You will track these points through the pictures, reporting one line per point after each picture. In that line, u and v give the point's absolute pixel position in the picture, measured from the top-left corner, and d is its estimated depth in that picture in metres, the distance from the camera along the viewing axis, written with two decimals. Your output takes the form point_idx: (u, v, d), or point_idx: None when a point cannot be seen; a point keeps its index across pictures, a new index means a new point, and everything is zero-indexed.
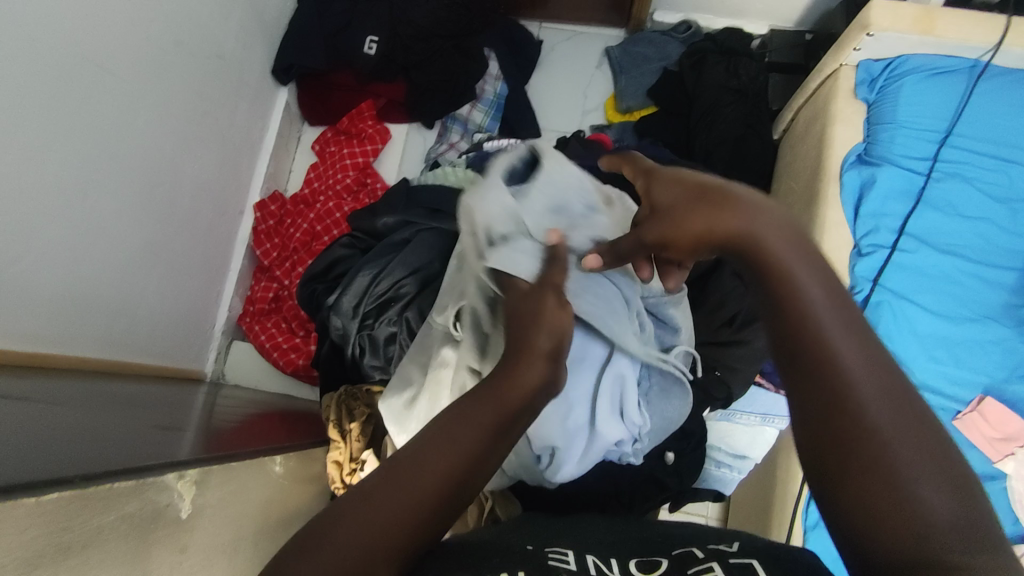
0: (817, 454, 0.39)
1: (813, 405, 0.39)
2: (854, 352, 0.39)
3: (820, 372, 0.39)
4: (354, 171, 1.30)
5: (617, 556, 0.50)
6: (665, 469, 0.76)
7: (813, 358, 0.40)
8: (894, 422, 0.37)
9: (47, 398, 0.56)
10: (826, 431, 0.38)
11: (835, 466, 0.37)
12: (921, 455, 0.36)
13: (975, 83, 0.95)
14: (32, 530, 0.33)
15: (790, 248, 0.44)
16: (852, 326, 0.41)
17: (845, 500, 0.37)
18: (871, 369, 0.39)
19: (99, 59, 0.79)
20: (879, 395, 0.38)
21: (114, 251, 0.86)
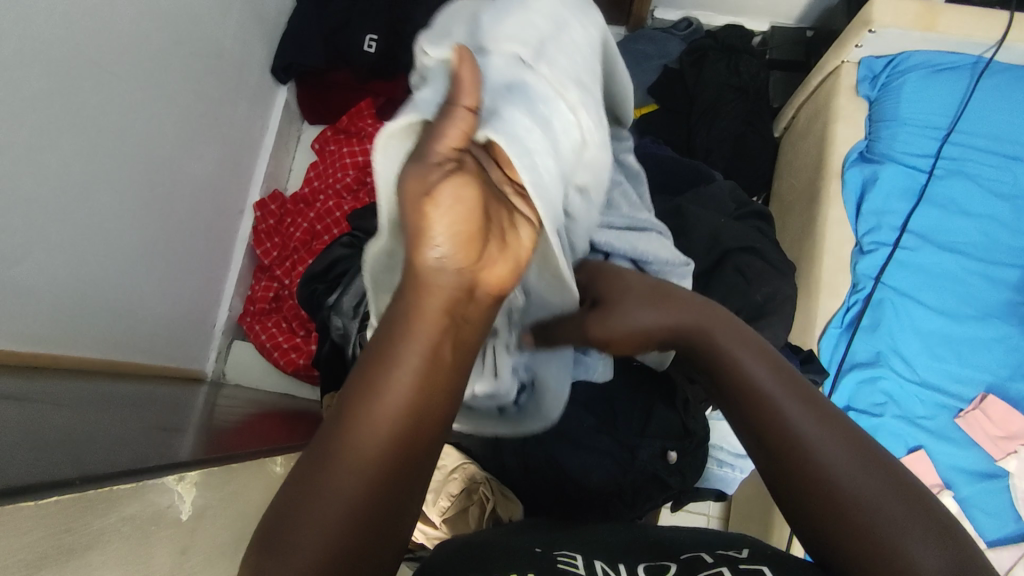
0: (816, 527, 0.44)
1: (792, 490, 0.45)
2: (810, 421, 0.46)
3: (796, 455, 0.45)
4: (353, 169, 1.28)
5: (626, 561, 0.49)
6: (667, 469, 0.74)
7: (784, 441, 0.46)
8: (870, 488, 0.43)
9: (47, 399, 0.56)
10: (812, 507, 0.44)
11: (831, 535, 0.43)
12: (901, 509, 0.42)
13: (978, 79, 0.95)
14: (35, 532, 0.33)
15: (735, 338, 0.51)
16: (805, 398, 0.47)
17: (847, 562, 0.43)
18: (835, 438, 0.45)
19: (100, 58, 0.79)
20: (851, 460, 0.44)
21: (113, 249, 0.85)
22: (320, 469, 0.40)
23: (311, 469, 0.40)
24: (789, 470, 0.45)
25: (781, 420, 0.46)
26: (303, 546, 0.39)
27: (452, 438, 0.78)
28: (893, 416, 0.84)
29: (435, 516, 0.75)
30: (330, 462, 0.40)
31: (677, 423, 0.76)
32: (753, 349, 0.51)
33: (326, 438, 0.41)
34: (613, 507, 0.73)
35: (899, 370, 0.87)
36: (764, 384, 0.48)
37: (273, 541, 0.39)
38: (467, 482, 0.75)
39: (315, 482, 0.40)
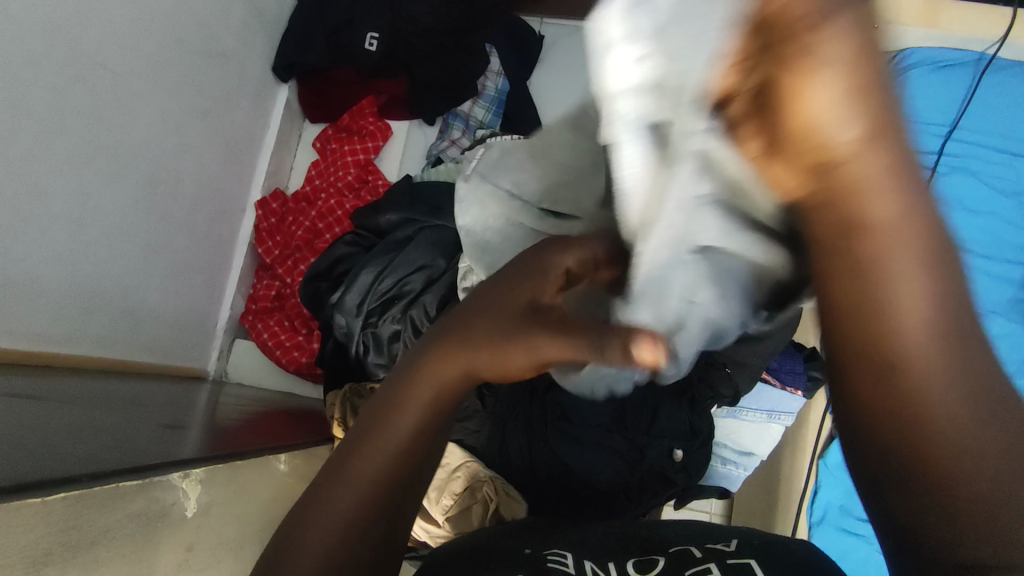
0: (885, 485, 0.39)
1: (883, 440, 0.38)
2: (945, 365, 0.37)
3: (910, 409, 0.37)
4: (355, 167, 1.30)
5: (614, 560, 0.49)
6: (673, 466, 0.75)
7: (908, 382, 0.37)
8: (966, 441, 0.36)
9: (50, 397, 0.56)
10: (901, 458, 0.38)
11: (915, 490, 0.37)
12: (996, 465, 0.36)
13: (981, 76, 0.95)
14: (40, 529, 0.33)
15: (905, 248, 0.35)
16: (953, 337, 0.37)
17: (927, 521, 0.37)
18: (963, 392, 0.37)
19: (102, 57, 0.79)
20: (967, 410, 0.37)
21: (113, 247, 0.85)
22: (326, 491, 0.44)
23: (316, 491, 0.45)
24: (881, 421, 0.38)
25: (902, 356, 0.37)
26: (320, 536, 0.43)
27: (454, 435, 0.78)
28: None
29: (438, 514, 0.74)
30: (336, 484, 0.44)
31: (683, 422, 0.75)
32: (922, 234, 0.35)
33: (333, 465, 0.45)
34: (618, 502, 0.74)
35: None
36: (914, 298, 0.36)
37: (280, 553, 0.42)
38: (471, 480, 0.74)
39: (322, 499, 0.44)
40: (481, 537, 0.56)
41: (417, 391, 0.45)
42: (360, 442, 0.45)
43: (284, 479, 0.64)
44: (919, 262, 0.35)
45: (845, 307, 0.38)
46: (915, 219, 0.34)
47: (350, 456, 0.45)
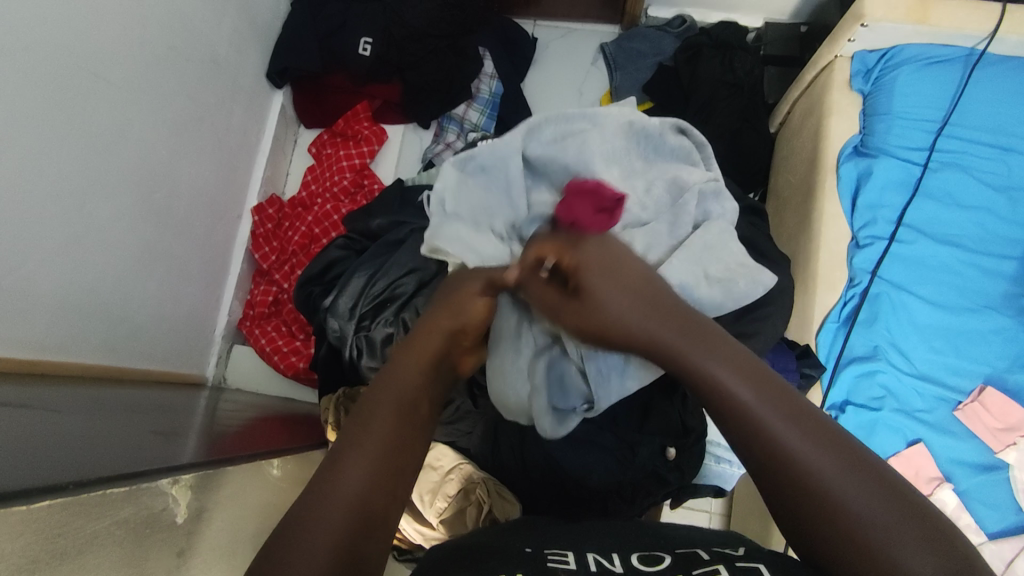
0: (807, 539, 0.43)
1: (775, 495, 0.44)
2: (801, 426, 0.44)
3: (788, 480, 0.43)
4: (351, 172, 1.31)
5: (619, 551, 0.51)
6: (666, 465, 0.75)
7: (769, 454, 0.44)
8: (850, 490, 0.42)
9: (45, 405, 0.56)
10: (793, 510, 0.43)
11: (811, 538, 0.43)
12: (879, 507, 0.41)
13: (970, 72, 0.95)
14: (26, 536, 0.33)
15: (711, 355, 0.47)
16: (789, 410, 0.45)
17: (843, 573, 0.41)
18: (818, 446, 0.43)
19: (95, 65, 0.80)
20: (839, 468, 0.42)
21: (109, 257, 0.85)
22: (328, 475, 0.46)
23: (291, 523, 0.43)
24: (767, 482, 0.44)
25: (762, 428, 0.44)
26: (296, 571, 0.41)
27: (446, 437, 0.78)
28: (892, 410, 0.84)
29: (433, 517, 0.75)
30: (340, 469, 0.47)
31: (675, 422, 0.75)
32: (724, 354, 0.47)
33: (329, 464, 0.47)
34: (613, 501, 0.74)
35: (896, 364, 0.87)
36: (742, 397, 0.46)
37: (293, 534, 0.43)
38: (465, 482, 0.75)
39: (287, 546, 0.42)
40: (473, 536, 0.59)
41: (366, 440, 0.48)
42: (355, 433, 0.49)
43: (277, 483, 0.65)
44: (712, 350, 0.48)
45: (704, 401, 0.48)
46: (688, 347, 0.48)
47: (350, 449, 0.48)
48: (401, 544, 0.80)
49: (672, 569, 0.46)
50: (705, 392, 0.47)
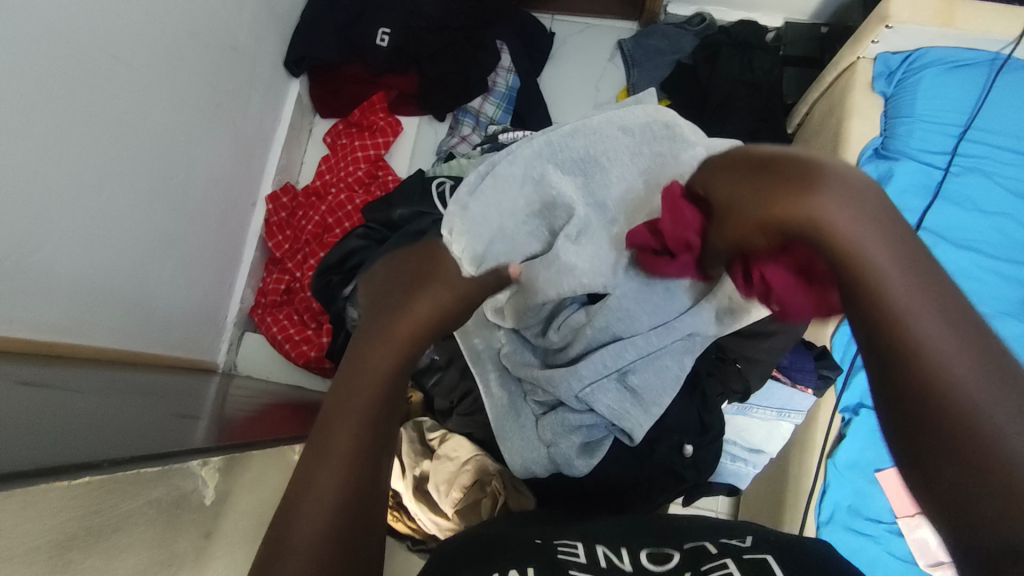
0: (912, 436, 0.44)
1: (909, 411, 0.44)
2: (957, 349, 0.44)
3: (915, 371, 0.44)
4: (366, 163, 1.31)
5: (628, 545, 0.50)
6: (683, 463, 0.74)
7: (924, 359, 0.44)
8: (984, 392, 0.42)
9: (67, 385, 0.57)
10: (930, 439, 0.43)
11: (950, 446, 0.41)
12: (1003, 405, 0.41)
13: (995, 76, 0.94)
14: (64, 513, 0.34)
15: (869, 240, 0.48)
16: (928, 294, 0.47)
17: (964, 481, 0.40)
18: (955, 336, 0.45)
19: (116, 49, 0.80)
20: (967, 369, 0.43)
21: (125, 241, 0.85)
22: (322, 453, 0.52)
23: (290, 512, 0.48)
24: (901, 383, 0.45)
25: (899, 333, 0.46)
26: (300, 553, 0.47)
27: (461, 429, 0.78)
28: None
29: (448, 507, 0.74)
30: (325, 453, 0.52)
31: (694, 418, 0.74)
32: (891, 235, 0.49)
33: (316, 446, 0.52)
34: (626, 498, 0.73)
35: None
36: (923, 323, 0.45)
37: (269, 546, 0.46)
38: (479, 473, 0.75)
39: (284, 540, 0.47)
40: (496, 527, 0.58)
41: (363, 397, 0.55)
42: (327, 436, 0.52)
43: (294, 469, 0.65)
44: (883, 245, 0.48)
45: (853, 287, 0.48)
46: (863, 242, 0.48)
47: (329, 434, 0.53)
48: (414, 533, 0.80)
49: (682, 568, 0.46)
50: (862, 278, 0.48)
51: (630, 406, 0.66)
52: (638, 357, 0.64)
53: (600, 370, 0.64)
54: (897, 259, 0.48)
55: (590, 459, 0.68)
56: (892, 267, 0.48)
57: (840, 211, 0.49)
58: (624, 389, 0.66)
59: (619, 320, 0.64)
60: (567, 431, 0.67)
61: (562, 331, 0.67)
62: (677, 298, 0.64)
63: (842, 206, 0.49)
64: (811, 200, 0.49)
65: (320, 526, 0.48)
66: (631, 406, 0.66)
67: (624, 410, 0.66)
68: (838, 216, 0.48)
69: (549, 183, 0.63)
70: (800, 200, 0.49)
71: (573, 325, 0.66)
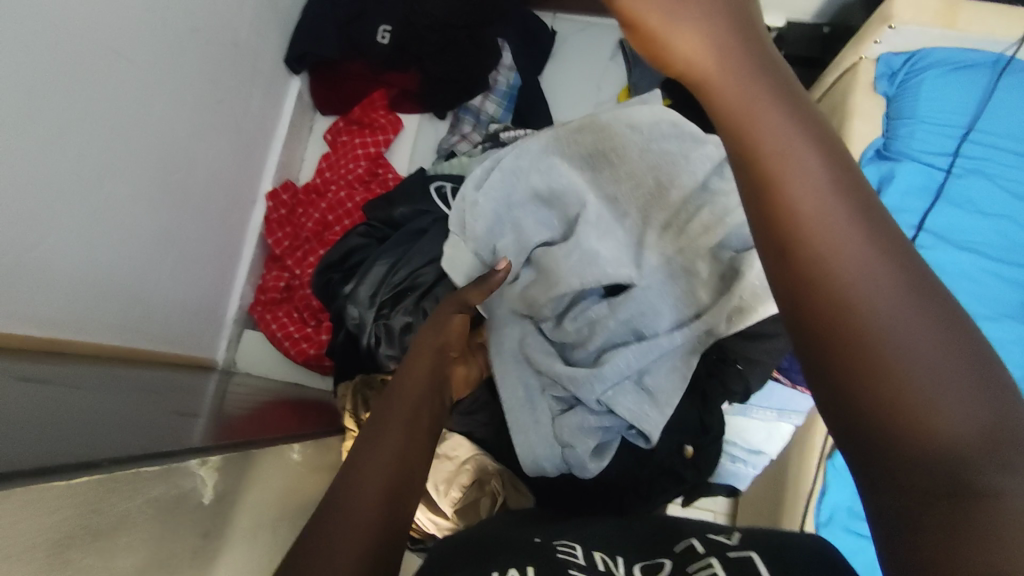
0: (826, 370, 0.31)
1: (826, 342, 0.31)
2: (878, 256, 0.31)
3: (836, 287, 0.31)
4: (366, 161, 1.30)
5: (624, 556, 0.49)
6: (683, 462, 0.75)
7: (816, 252, 0.32)
8: (910, 319, 0.30)
9: (65, 382, 0.56)
10: (817, 340, 0.31)
11: (840, 369, 0.30)
12: (937, 346, 0.29)
13: (998, 78, 0.94)
14: (62, 512, 0.33)
15: (767, 96, 0.35)
16: (887, 239, 0.32)
17: (844, 400, 0.30)
18: (867, 243, 0.32)
19: (117, 45, 0.79)
20: (898, 291, 0.30)
21: (124, 238, 0.85)
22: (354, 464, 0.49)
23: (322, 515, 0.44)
24: (813, 298, 0.32)
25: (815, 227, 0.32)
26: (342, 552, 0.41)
27: (461, 428, 0.78)
28: None
29: (446, 507, 0.73)
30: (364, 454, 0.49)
31: (695, 420, 0.74)
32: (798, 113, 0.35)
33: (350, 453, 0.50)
34: (627, 499, 0.73)
35: None
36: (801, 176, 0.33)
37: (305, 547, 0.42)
38: (479, 473, 0.75)
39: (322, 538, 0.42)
40: (485, 527, 0.57)
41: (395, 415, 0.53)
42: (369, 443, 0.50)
43: (296, 468, 0.65)
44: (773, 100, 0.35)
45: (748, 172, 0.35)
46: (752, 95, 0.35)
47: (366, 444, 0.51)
48: (413, 534, 0.79)
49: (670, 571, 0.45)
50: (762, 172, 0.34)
51: (641, 407, 0.66)
52: (656, 356, 0.67)
53: (620, 370, 0.66)
54: (799, 124, 0.34)
55: (601, 459, 0.69)
56: (806, 151, 0.34)
57: (678, 20, 0.36)
58: (640, 385, 0.68)
59: (640, 314, 0.68)
60: (584, 429, 0.68)
61: (575, 328, 0.71)
62: (693, 294, 0.69)
63: (697, 13, 0.36)
64: (666, 38, 0.36)
65: (375, 511, 0.45)
66: (644, 408, 0.66)
67: (641, 409, 0.66)
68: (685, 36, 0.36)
69: (554, 177, 0.73)
70: (659, 38, 0.37)
71: (592, 320, 0.70)
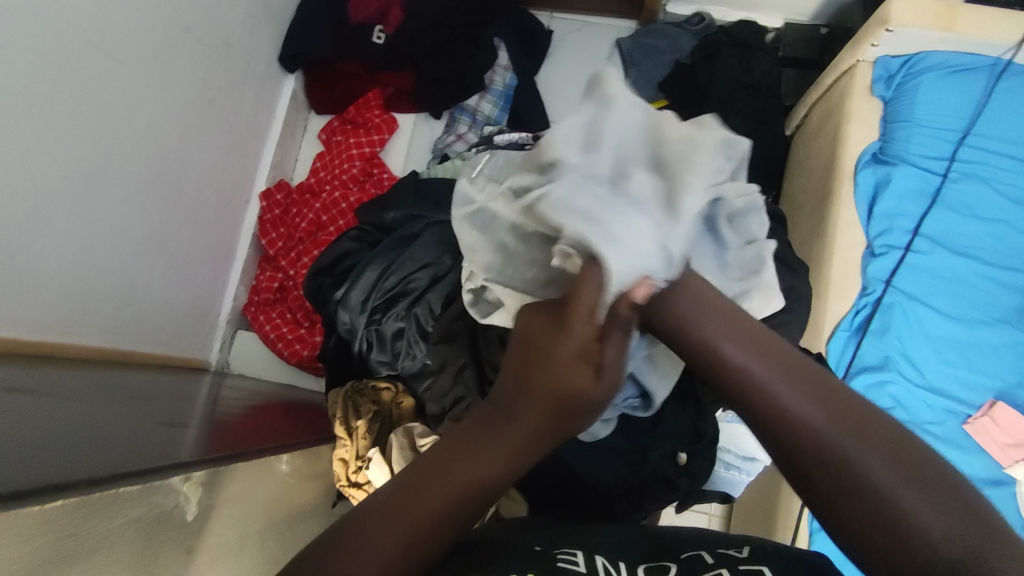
0: (831, 506, 0.41)
1: (820, 493, 0.42)
2: (827, 417, 0.42)
3: (812, 453, 0.42)
4: (360, 161, 1.29)
5: (626, 560, 0.49)
6: (676, 470, 0.75)
7: (788, 428, 0.43)
8: (870, 455, 0.40)
9: (52, 391, 0.56)
10: (805, 476, 0.43)
11: (839, 509, 0.41)
12: (898, 472, 0.39)
13: (995, 82, 0.93)
14: (37, 538, 0.33)
15: (710, 319, 0.48)
16: (829, 393, 0.43)
17: (850, 530, 0.40)
18: (817, 406, 0.43)
19: (107, 45, 0.78)
20: (857, 438, 0.41)
21: (115, 239, 0.84)
22: (446, 462, 0.46)
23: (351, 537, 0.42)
24: (805, 464, 0.42)
25: (772, 406, 0.44)
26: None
27: None
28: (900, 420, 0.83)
29: None
30: (459, 457, 0.46)
31: (687, 425, 0.74)
32: (734, 328, 0.48)
33: (448, 445, 0.47)
34: (620, 505, 0.74)
35: (907, 374, 0.86)
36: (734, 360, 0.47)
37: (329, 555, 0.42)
38: None
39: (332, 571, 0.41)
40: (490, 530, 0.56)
41: (499, 446, 0.46)
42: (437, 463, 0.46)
43: (286, 480, 0.65)
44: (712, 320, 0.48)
45: (715, 378, 0.48)
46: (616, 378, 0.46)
47: (470, 445, 0.47)
48: None
49: None
50: (716, 370, 0.48)
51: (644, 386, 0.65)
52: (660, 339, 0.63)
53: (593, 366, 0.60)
54: (736, 338, 0.47)
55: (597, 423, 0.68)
56: (739, 350, 0.47)
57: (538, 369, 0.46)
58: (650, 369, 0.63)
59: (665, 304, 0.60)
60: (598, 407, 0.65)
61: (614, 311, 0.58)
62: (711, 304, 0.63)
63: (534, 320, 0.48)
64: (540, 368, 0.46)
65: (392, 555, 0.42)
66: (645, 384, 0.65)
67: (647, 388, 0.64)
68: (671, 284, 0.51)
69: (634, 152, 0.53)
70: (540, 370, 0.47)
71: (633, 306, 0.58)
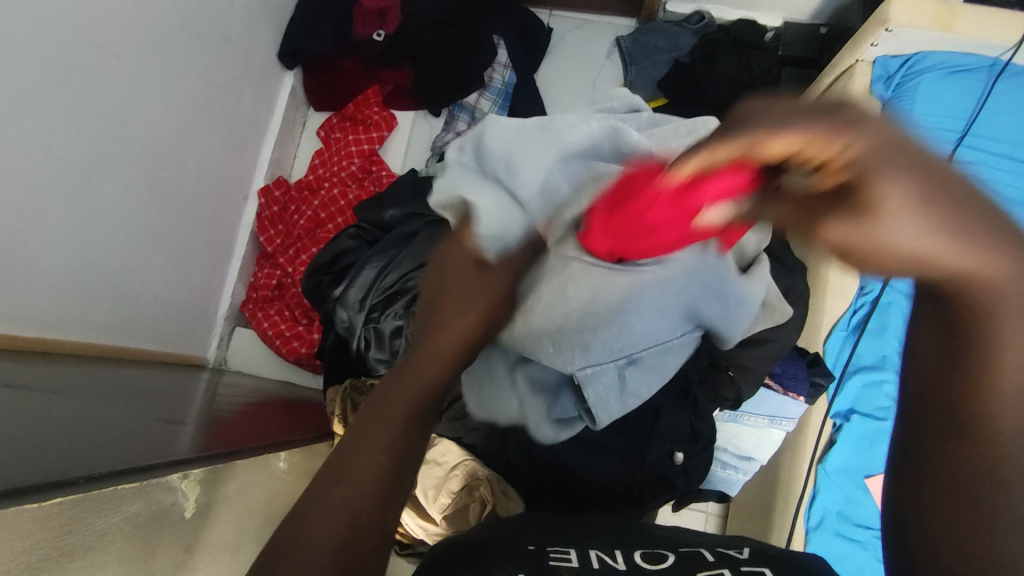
0: (938, 491, 0.35)
1: (948, 477, 0.35)
2: None
3: (983, 443, 0.33)
4: (359, 158, 1.29)
5: (621, 548, 0.50)
6: (673, 469, 0.75)
7: (997, 409, 0.33)
8: None
9: (52, 387, 0.56)
10: (947, 451, 0.35)
11: (943, 497, 0.35)
12: None
13: (994, 82, 0.95)
14: (36, 534, 0.33)
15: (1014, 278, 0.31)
16: None
17: (944, 519, 0.35)
18: None
19: (105, 40, 0.78)
20: None
21: (113, 234, 0.84)
22: (379, 417, 0.47)
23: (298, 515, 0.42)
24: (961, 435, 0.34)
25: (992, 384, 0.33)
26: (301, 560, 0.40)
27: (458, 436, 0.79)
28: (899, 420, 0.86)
29: (437, 513, 0.75)
30: (383, 415, 0.47)
31: (685, 426, 0.74)
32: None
33: (378, 407, 0.48)
34: (617, 504, 0.75)
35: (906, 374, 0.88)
36: (1005, 345, 0.32)
37: (283, 551, 0.40)
38: (469, 479, 0.75)
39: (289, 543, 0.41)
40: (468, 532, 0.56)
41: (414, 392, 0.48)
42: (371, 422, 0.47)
43: (283, 476, 0.65)
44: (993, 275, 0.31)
45: (941, 326, 0.35)
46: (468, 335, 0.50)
47: (388, 391, 0.48)
48: (404, 540, 0.81)
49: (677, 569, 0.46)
50: (962, 319, 0.33)
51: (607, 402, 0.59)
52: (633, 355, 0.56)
53: (610, 350, 0.55)
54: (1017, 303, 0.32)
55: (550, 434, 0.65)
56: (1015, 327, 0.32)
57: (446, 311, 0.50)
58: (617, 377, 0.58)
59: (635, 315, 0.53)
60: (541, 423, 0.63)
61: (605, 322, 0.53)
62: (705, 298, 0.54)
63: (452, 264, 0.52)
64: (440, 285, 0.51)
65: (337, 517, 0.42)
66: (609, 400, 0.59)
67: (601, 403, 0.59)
68: (909, 236, 0.30)
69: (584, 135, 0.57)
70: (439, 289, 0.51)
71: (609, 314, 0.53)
